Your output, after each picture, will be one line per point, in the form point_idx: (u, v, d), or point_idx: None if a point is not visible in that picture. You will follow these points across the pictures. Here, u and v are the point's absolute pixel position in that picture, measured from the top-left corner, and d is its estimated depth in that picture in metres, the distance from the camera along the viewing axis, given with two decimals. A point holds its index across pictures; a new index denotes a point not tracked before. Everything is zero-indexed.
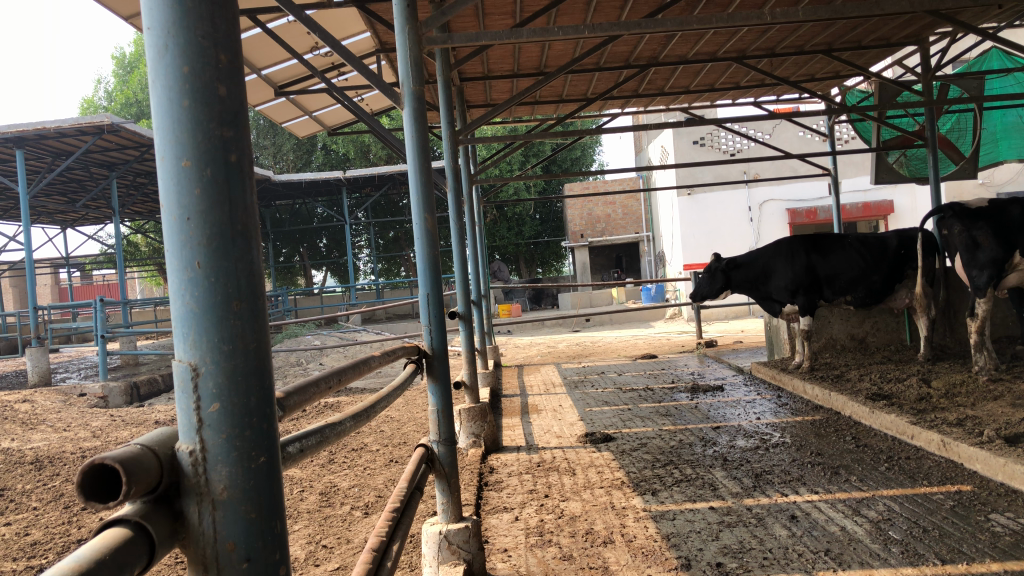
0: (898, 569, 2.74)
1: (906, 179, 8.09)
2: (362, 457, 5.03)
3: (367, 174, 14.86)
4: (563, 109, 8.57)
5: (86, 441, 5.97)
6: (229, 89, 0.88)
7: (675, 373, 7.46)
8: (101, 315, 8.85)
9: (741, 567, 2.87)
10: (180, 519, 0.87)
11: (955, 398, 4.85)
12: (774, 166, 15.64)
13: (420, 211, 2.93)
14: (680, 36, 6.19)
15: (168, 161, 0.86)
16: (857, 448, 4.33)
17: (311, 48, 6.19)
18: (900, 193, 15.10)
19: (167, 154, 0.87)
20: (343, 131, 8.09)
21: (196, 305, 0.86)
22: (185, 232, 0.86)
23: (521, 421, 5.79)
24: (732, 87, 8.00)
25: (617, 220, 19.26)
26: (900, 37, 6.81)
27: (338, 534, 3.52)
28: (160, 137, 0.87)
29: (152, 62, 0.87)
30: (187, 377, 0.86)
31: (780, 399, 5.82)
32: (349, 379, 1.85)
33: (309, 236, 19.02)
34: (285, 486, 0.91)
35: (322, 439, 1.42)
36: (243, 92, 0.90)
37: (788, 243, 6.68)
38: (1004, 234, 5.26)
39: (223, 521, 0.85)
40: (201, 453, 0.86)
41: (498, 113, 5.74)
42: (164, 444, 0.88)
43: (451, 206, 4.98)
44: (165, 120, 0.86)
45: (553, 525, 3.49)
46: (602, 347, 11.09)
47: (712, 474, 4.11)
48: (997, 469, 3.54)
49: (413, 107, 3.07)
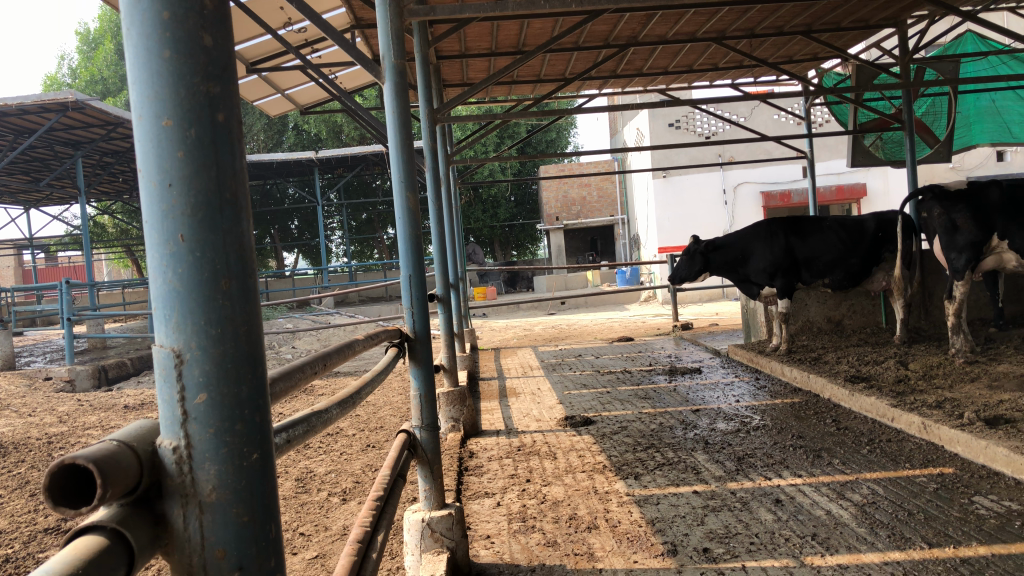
0: (885, 555, 2.71)
1: (881, 162, 8.11)
2: (339, 442, 4.94)
3: (341, 154, 14.64)
4: (540, 89, 8.47)
5: (52, 426, 5.80)
6: (215, 39, 0.79)
7: (653, 356, 7.42)
8: (66, 298, 8.63)
9: (729, 552, 2.82)
10: (162, 521, 0.78)
11: (933, 379, 4.85)
12: (748, 149, 15.66)
13: (404, 190, 2.83)
14: (660, 15, 6.12)
15: (147, 120, 0.77)
16: (837, 431, 4.32)
17: (285, 24, 6.02)
18: (873, 176, 15.21)
19: (145, 112, 0.77)
20: (317, 109, 7.94)
21: (180, 283, 0.77)
22: (167, 200, 0.77)
23: (499, 404, 5.74)
24: (710, 68, 7.95)
25: (592, 203, 19.22)
26: (878, 19, 6.77)
27: (315, 521, 3.44)
28: (137, 92, 0.77)
29: (127, 10, 0.78)
30: (169, 364, 0.78)
31: (758, 381, 5.81)
32: (333, 365, 1.75)
33: (280, 218, 18.77)
34: (280, 484, 0.83)
35: (309, 428, 1.34)
36: (229, 43, 0.81)
37: (767, 225, 6.65)
38: (983, 216, 5.26)
39: (211, 526, 0.77)
40: (186, 450, 0.77)
41: (473, 93, 5.58)
42: (144, 439, 0.79)
43: (430, 186, 4.87)
44: (142, 73, 0.77)
45: (536, 510, 3.43)
46: (577, 329, 11.06)
47: (694, 457, 4.08)
48: (978, 451, 3.54)
49: (395, 81, 2.95)
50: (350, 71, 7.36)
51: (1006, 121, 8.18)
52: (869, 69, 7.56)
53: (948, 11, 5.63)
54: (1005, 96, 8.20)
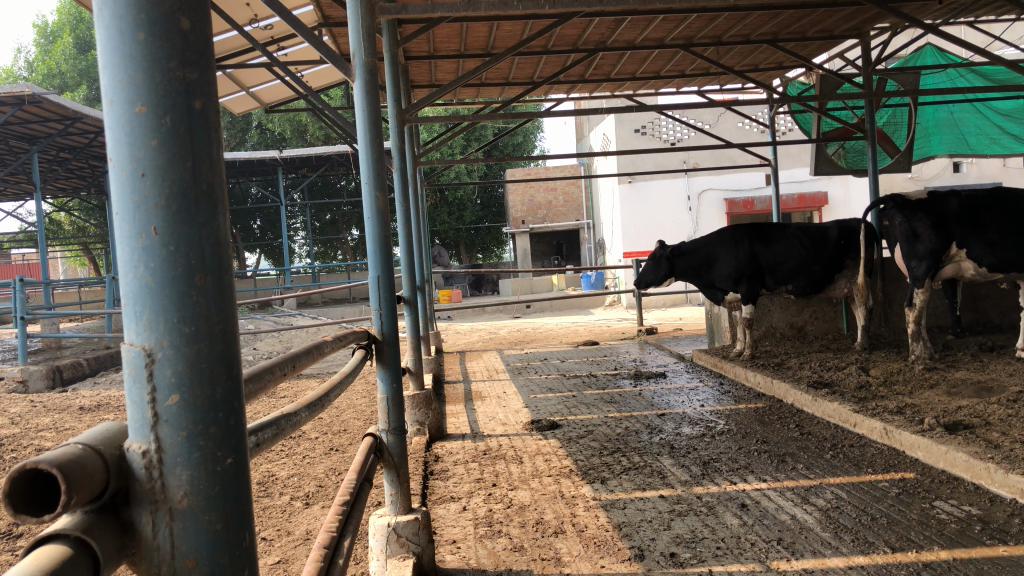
0: (850, 559, 2.73)
1: (844, 171, 8.21)
2: (301, 445, 4.87)
3: (306, 153, 14.51)
4: (508, 92, 8.46)
5: (4, 428, 5.65)
6: (193, 23, 0.76)
7: (618, 360, 7.44)
8: (20, 296, 8.40)
9: (695, 557, 2.82)
10: (129, 530, 0.74)
11: (893, 385, 4.92)
12: (713, 155, 15.81)
13: (372, 189, 2.77)
14: (629, 21, 6.13)
15: (119, 106, 0.73)
16: (801, 436, 4.36)
17: (251, 20, 5.93)
18: (834, 185, 15.46)
19: (117, 98, 0.73)
20: (282, 108, 7.84)
21: (153, 279, 0.74)
22: (140, 190, 0.73)
23: (465, 408, 5.70)
24: (677, 75, 7.99)
25: (558, 206, 19.27)
26: (842, 30, 6.85)
27: (277, 526, 3.38)
28: (108, 76, 0.73)
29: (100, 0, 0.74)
30: (140, 364, 0.74)
31: (722, 386, 5.85)
32: (303, 366, 1.70)
33: (242, 218, 18.56)
34: (255, 490, 0.80)
35: (278, 431, 1.30)
36: (209, 28, 0.78)
37: (732, 231, 6.68)
38: (943, 226, 5.34)
39: (182, 534, 0.73)
40: (156, 454, 0.74)
41: (442, 95, 5.51)
42: (111, 442, 0.75)
43: (397, 186, 4.81)
44: (115, 56, 0.73)
45: (502, 515, 3.40)
46: (542, 332, 11.07)
47: (660, 461, 4.08)
48: (938, 456, 3.58)
49: (365, 80, 2.88)
50: (316, 70, 7.29)
51: (964, 134, 8.32)
52: (832, 78, 7.65)
53: (910, 23, 5.71)
54: (964, 108, 8.32)
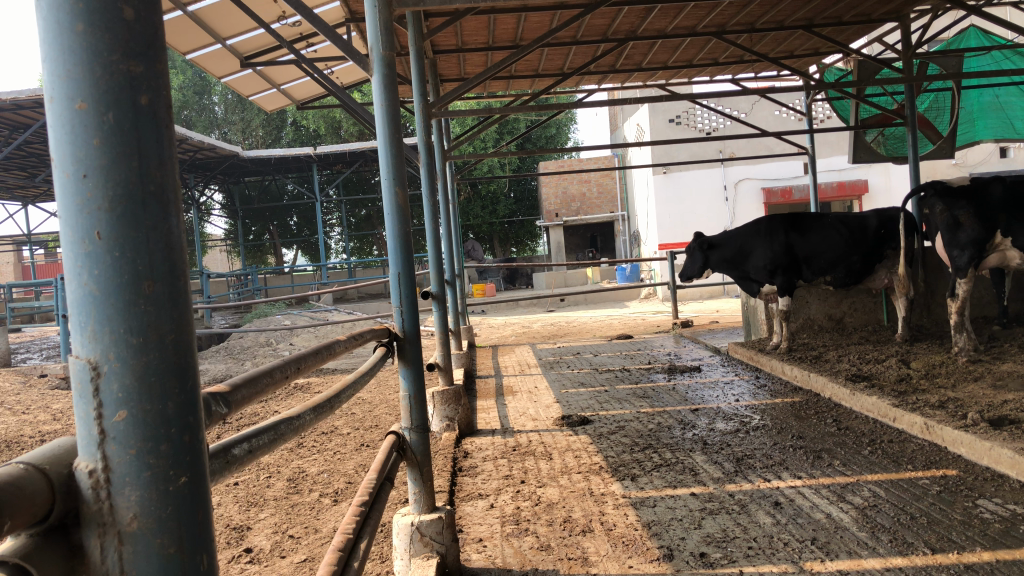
0: (887, 560, 2.63)
1: (883, 158, 8.00)
2: (333, 441, 4.88)
3: (339, 150, 14.60)
4: (539, 85, 8.39)
5: (46, 424, 5.76)
6: (137, 12, 0.73)
7: (652, 353, 7.34)
8: (62, 294, 8.56)
9: (726, 557, 2.75)
10: (78, 553, 0.71)
11: (936, 378, 4.77)
12: (749, 144, 15.57)
13: (392, 185, 2.71)
14: (660, 9, 6.03)
15: (58, 104, 0.70)
16: (838, 431, 4.24)
17: (279, 18, 5.98)
18: (875, 173, 15.16)
19: (56, 93, 0.70)
20: (313, 105, 7.88)
21: (97, 288, 0.70)
22: (82, 194, 0.70)
23: (496, 403, 5.66)
24: (709, 63, 7.85)
25: (592, 198, 19.19)
26: (881, 13, 6.66)
27: (305, 523, 3.37)
28: (47, 70, 0.70)
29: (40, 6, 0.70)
30: (85, 377, 0.71)
31: (758, 380, 5.73)
32: (311, 366, 1.65)
33: (279, 215, 18.86)
34: (212, 507, 0.76)
35: (276, 436, 1.26)
36: (154, 15, 0.75)
37: (767, 222, 6.54)
38: (986, 213, 5.16)
39: (132, 560, 0.70)
40: (104, 474, 0.70)
41: (471, 87, 5.44)
42: (58, 461, 0.71)
43: (424, 180, 4.77)
44: (52, 50, 0.70)
45: (530, 513, 3.36)
46: (577, 326, 11.05)
47: (692, 458, 4.00)
48: (982, 452, 3.45)
49: (383, 75, 2.84)
50: (346, 66, 7.32)
51: (1010, 117, 8.07)
52: (871, 64, 7.45)
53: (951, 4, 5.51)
54: (1010, 91, 8.07)
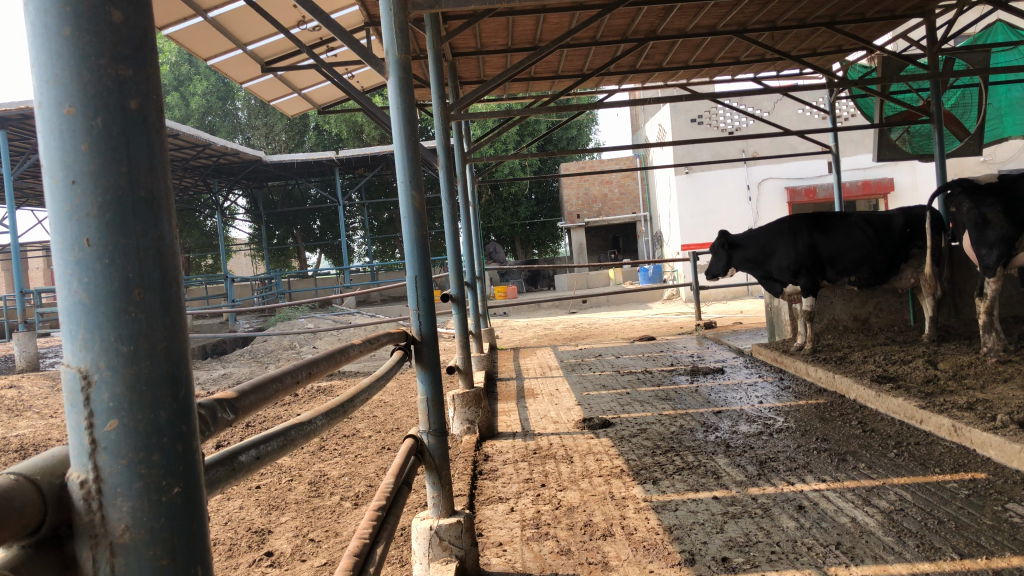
0: (914, 566, 2.58)
1: (909, 155, 7.89)
2: (354, 444, 4.88)
3: (361, 154, 14.67)
4: (559, 87, 8.37)
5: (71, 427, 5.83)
6: (125, 15, 0.72)
7: (675, 355, 7.29)
8: None
9: (749, 562, 2.71)
10: (71, 564, 0.70)
11: (964, 379, 4.68)
12: (772, 143, 15.45)
13: (408, 189, 2.70)
14: (679, 8, 5.98)
15: (48, 109, 0.70)
16: (863, 433, 4.18)
17: (299, 23, 6.09)
18: (901, 171, 14.99)
19: (45, 98, 0.70)
20: (334, 109, 7.91)
21: (87, 295, 0.70)
22: (72, 200, 0.69)
23: (517, 405, 5.65)
24: (731, 62, 7.79)
25: (614, 199, 19.14)
26: (905, 9, 6.56)
27: (326, 527, 3.37)
28: (35, 75, 0.70)
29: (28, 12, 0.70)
30: (76, 387, 0.70)
31: (782, 381, 5.67)
32: (323, 371, 1.64)
33: (302, 219, 19.01)
34: (205, 516, 0.75)
35: (285, 442, 1.25)
36: (142, 17, 0.74)
37: (790, 222, 6.47)
38: (1015, 211, 5.06)
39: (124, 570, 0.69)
40: (95, 484, 0.70)
41: (489, 90, 5.41)
42: (51, 471, 0.71)
43: (444, 183, 4.75)
44: (41, 55, 0.70)
45: (550, 516, 3.33)
46: (599, 328, 11.02)
47: (715, 461, 3.95)
48: (1011, 455, 3.38)
49: (398, 77, 2.82)
50: (365, 70, 7.35)
51: None
52: (895, 60, 7.34)
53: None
54: None
